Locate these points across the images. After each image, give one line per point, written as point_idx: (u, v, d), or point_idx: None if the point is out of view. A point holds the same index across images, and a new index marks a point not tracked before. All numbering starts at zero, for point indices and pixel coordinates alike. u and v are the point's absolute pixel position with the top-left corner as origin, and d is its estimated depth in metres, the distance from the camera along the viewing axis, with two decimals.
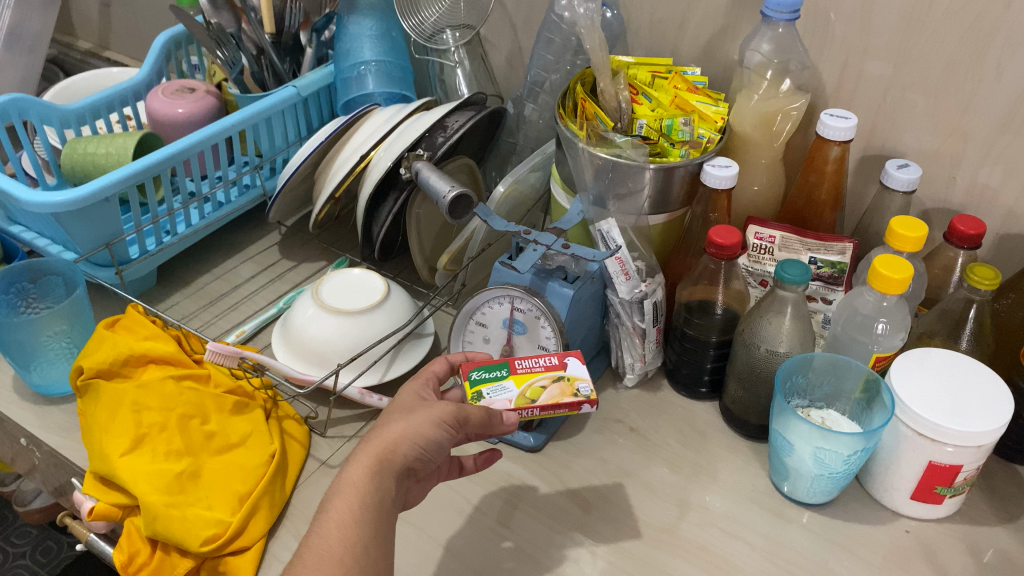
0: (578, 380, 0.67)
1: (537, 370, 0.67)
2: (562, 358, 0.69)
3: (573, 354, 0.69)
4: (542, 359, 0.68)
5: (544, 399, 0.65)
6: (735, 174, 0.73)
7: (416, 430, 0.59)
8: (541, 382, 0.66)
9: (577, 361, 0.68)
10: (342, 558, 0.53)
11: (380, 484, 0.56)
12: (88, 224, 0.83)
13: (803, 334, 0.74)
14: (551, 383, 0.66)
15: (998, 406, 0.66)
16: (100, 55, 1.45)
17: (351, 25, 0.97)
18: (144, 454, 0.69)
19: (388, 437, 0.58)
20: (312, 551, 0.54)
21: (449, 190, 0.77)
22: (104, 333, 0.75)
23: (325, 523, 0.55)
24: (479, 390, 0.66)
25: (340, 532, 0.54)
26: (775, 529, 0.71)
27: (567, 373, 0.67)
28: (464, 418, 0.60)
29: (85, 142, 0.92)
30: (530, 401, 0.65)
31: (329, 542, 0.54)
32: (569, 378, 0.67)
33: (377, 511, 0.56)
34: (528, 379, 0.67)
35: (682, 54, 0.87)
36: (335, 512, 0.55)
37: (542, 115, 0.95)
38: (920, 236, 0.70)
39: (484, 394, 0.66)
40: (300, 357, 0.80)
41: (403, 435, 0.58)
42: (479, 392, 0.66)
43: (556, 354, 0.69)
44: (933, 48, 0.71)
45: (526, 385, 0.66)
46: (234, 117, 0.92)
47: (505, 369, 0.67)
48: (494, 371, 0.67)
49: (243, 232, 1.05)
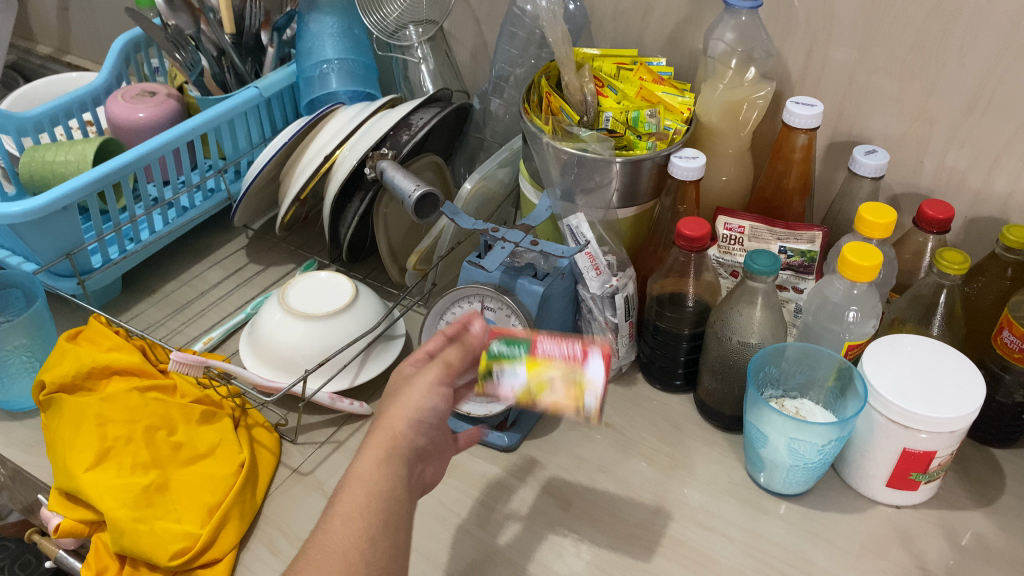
0: (590, 385, 0.61)
1: (555, 359, 0.63)
2: (585, 352, 0.62)
3: (598, 348, 0.63)
4: (567, 345, 0.63)
5: (547, 398, 0.62)
6: (702, 164, 0.73)
7: (410, 403, 0.55)
8: (551, 375, 0.62)
9: (599, 362, 0.61)
10: (345, 554, 0.49)
11: (390, 475, 0.52)
12: (47, 234, 0.81)
13: (773, 324, 0.73)
14: (561, 379, 0.62)
15: (970, 391, 0.65)
16: (61, 60, 1.42)
17: (312, 24, 0.95)
18: (109, 468, 0.68)
19: (388, 421, 0.54)
20: (318, 546, 0.50)
21: (414, 188, 0.76)
22: (65, 346, 0.74)
23: (329, 518, 0.51)
24: (490, 366, 0.63)
25: (346, 526, 0.50)
26: (752, 521, 0.71)
27: (582, 372, 0.62)
28: (446, 365, 0.57)
29: (43, 149, 0.91)
30: (533, 395, 0.62)
31: (333, 537, 0.50)
32: (579, 381, 0.61)
33: (389, 503, 0.52)
34: (541, 368, 0.62)
35: (647, 45, 0.86)
36: (340, 505, 0.51)
37: (508, 110, 0.94)
38: (889, 222, 0.70)
39: (493, 371, 0.63)
40: (267, 363, 0.79)
41: (399, 413, 0.54)
42: (489, 368, 0.63)
43: (581, 342, 0.63)
44: (897, 31, 0.71)
45: (536, 376, 0.62)
46: (194, 120, 0.90)
47: (524, 348, 0.63)
48: (512, 347, 0.63)
49: (208, 236, 1.04)
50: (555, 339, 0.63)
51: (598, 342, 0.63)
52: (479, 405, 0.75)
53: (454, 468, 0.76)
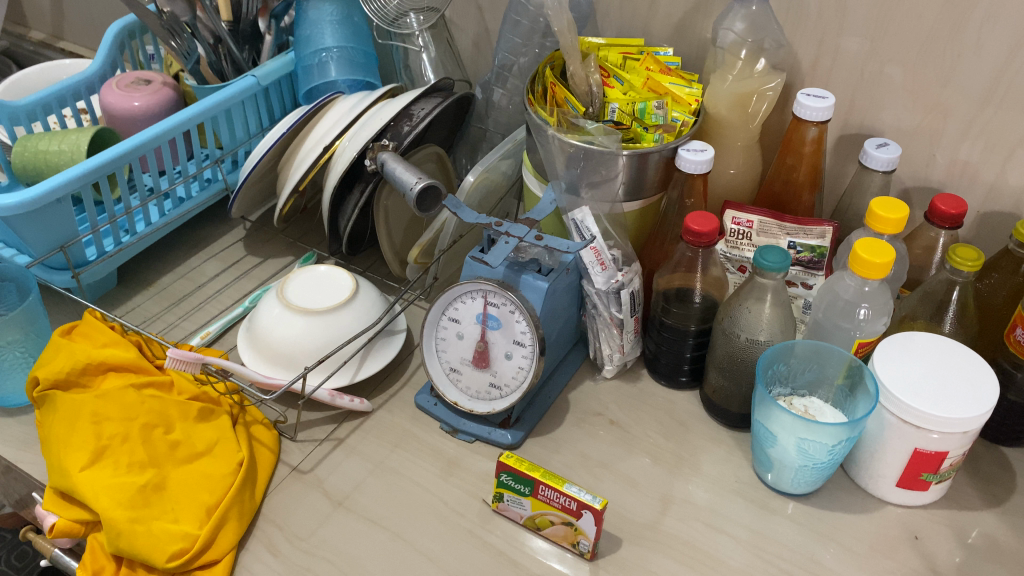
0: (582, 534, 0.65)
1: (554, 506, 0.65)
2: (579, 508, 0.63)
3: (589, 510, 0.63)
4: (564, 498, 0.64)
5: (548, 532, 0.67)
6: (711, 157, 0.72)
7: None
8: (551, 518, 0.66)
9: (591, 522, 0.63)
10: None
11: None
12: (41, 227, 0.79)
13: (783, 322, 0.72)
14: (560, 519, 0.65)
15: (983, 390, 0.64)
16: (54, 46, 1.39)
17: (311, 11, 0.93)
18: (105, 467, 0.66)
19: None
20: None
21: (416, 181, 0.74)
22: (59, 341, 0.73)
23: None
24: (501, 492, 0.68)
25: None
26: (760, 521, 0.70)
27: (577, 524, 0.64)
28: None
29: (36, 139, 0.88)
30: (536, 526, 0.68)
31: None
32: (576, 528, 0.65)
33: None
34: (543, 509, 0.66)
35: (653, 34, 0.84)
36: None
37: (511, 100, 0.92)
38: (901, 217, 0.68)
39: (504, 497, 0.68)
40: (266, 360, 0.77)
41: None
42: (500, 494, 0.68)
43: (574, 500, 0.63)
44: (910, 22, 0.69)
45: (539, 513, 0.66)
46: (192, 110, 0.89)
47: (528, 488, 0.65)
48: (520, 484, 0.66)
49: (205, 227, 1.02)
50: (553, 491, 0.64)
51: (588, 505, 0.62)
52: (483, 403, 0.74)
53: (456, 466, 0.74)
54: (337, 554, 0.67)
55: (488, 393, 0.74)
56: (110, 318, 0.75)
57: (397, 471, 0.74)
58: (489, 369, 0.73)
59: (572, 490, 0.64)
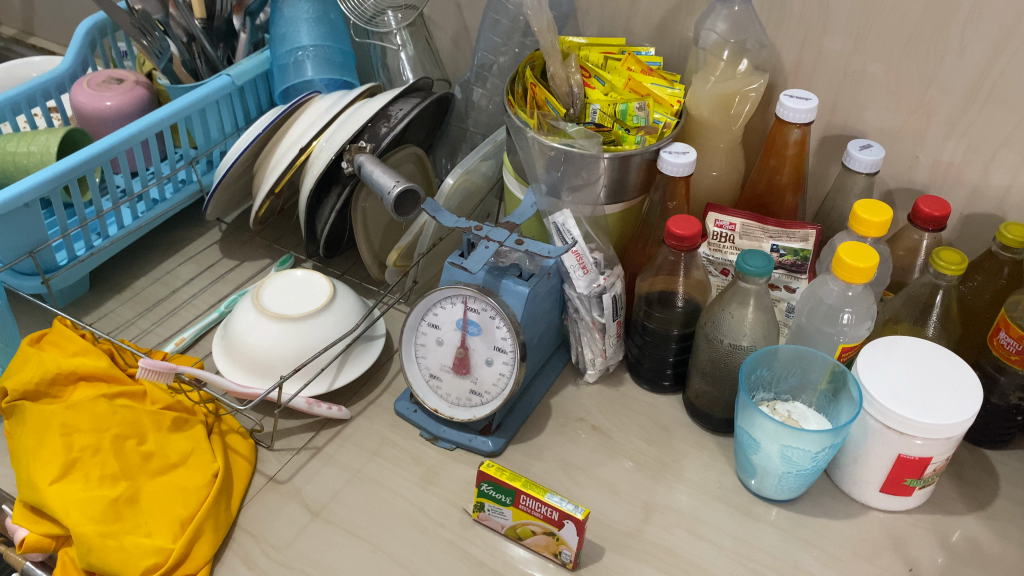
0: (564, 544, 0.64)
1: (536, 515, 0.64)
2: (561, 518, 0.62)
3: (570, 520, 0.62)
4: (545, 507, 0.63)
5: (530, 543, 0.66)
6: (692, 160, 0.71)
7: None
8: (533, 528, 0.65)
9: (573, 531, 0.62)
10: None
11: None
12: (8, 232, 0.77)
13: (766, 326, 0.71)
14: (542, 529, 0.64)
15: (967, 396, 0.64)
16: (24, 42, 1.37)
17: (286, 8, 0.91)
18: (75, 480, 0.65)
19: None
20: None
21: (393, 185, 0.73)
22: (28, 351, 0.71)
23: None
24: (481, 502, 0.67)
25: None
26: (743, 528, 0.69)
27: (558, 533, 0.63)
28: None
29: (4, 140, 0.86)
30: (518, 537, 0.67)
31: None
32: (558, 538, 0.64)
33: None
34: (524, 519, 0.65)
35: (634, 33, 0.83)
36: None
37: (492, 100, 0.91)
38: (884, 220, 0.67)
39: (484, 506, 0.67)
40: (241, 367, 0.76)
41: None
42: (481, 503, 0.67)
43: (556, 510, 0.62)
44: (894, 23, 0.68)
45: (520, 523, 0.65)
46: (165, 111, 0.87)
47: (509, 498, 0.64)
48: (501, 494, 0.65)
49: (181, 230, 1.00)
50: (534, 500, 0.63)
51: (570, 515, 0.61)
52: (463, 410, 0.73)
53: (436, 475, 0.73)
54: (314, 566, 0.66)
55: (468, 400, 0.73)
56: (81, 326, 0.73)
57: (376, 480, 0.73)
58: (469, 376, 0.72)
59: (553, 500, 0.63)
